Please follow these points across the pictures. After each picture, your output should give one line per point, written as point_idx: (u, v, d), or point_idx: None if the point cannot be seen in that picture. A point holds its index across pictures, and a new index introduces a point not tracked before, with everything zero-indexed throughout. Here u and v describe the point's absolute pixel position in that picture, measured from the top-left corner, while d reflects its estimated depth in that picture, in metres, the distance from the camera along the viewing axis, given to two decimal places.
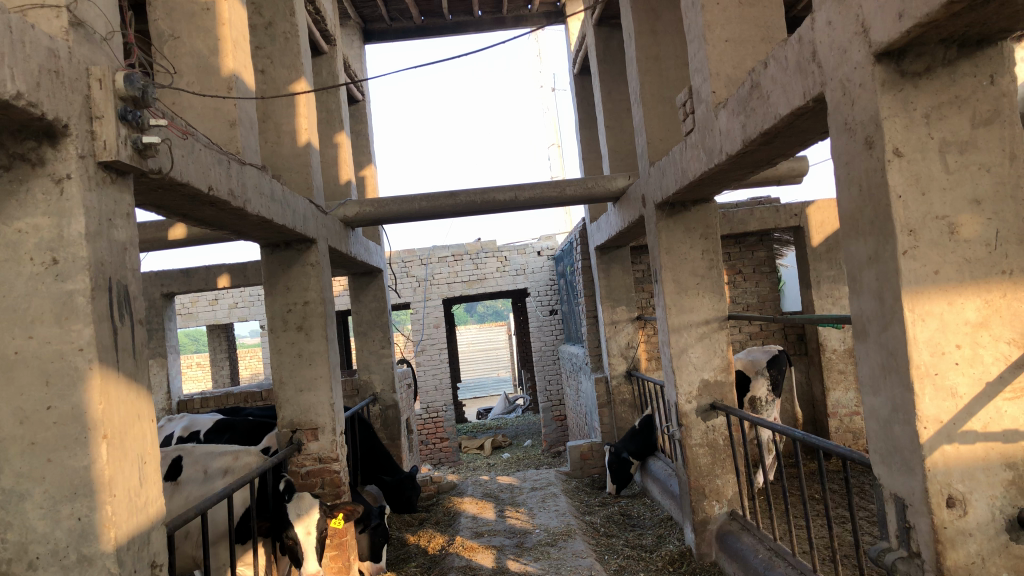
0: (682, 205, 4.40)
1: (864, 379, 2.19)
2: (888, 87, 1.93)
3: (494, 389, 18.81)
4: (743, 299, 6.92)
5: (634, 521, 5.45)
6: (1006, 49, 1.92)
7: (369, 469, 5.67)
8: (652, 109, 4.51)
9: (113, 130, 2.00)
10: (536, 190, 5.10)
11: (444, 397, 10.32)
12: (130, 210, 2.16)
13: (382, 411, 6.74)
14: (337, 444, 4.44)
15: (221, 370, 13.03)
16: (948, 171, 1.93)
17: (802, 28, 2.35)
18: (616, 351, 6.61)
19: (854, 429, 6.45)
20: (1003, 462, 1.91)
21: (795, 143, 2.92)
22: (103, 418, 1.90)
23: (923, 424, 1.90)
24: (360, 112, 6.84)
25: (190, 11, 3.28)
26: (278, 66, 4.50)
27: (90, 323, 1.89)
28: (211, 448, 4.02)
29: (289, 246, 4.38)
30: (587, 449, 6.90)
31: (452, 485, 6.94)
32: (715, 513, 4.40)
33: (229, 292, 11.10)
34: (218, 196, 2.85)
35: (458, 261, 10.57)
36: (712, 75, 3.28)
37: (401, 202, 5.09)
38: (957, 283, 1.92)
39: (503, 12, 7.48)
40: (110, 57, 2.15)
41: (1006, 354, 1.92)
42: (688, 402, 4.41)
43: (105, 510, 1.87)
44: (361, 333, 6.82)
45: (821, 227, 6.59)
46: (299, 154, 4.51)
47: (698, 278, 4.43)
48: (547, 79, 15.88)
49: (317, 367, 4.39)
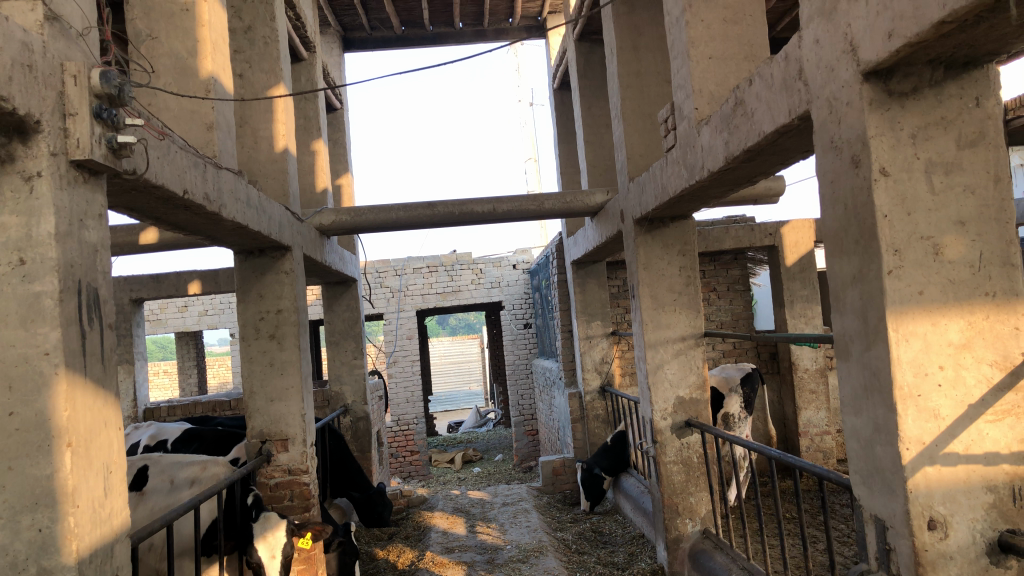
0: (661, 221, 4.39)
1: (846, 399, 2.18)
2: (875, 106, 1.93)
3: (465, 402, 18.75)
4: (716, 316, 6.93)
5: (605, 538, 5.42)
6: (992, 73, 1.93)
7: (339, 483, 5.59)
8: (632, 125, 4.51)
9: (87, 128, 1.94)
10: (515, 203, 5.08)
11: (416, 410, 10.24)
12: (102, 211, 2.10)
13: (353, 423, 6.66)
14: (308, 455, 4.37)
15: (189, 378, 12.83)
16: (933, 192, 1.93)
17: (789, 46, 2.35)
18: (590, 366, 6.59)
19: (824, 448, 6.50)
20: (984, 485, 1.90)
21: (777, 161, 2.92)
22: (68, 425, 1.83)
23: (906, 446, 1.89)
24: (338, 121, 6.79)
25: (169, 12, 3.23)
26: (256, 71, 4.44)
27: (57, 326, 1.83)
28: (178, 458, 3.93)
29: (263, 253, 4.31)
30: (559, 464, 6.85)
31: (422, 499, 6.86)
32: (688, 531, 4.39)
33: (199, 299, 10.94)
34: (193, 200, 2.78)
35: (433, 273, 10.52)
36: (695, 91, 3.28)
37: (378, 211, 5.04)
38: (941, 304, 1.91)
39: (484, 25, 7.47)
40: (86, 53, 2.09)
41: (989, 376, 1.92)
42: (663, 419, 4.39)
43: (67, 521, 1.79)
44: (333, 343, 6.73)
45: (796, 246, 6.65)
46: (275, 159, 4.45)
47: (675, 294, 4.42)
48: (525, 94, 15.92)
49: (289, 377, 4.31)
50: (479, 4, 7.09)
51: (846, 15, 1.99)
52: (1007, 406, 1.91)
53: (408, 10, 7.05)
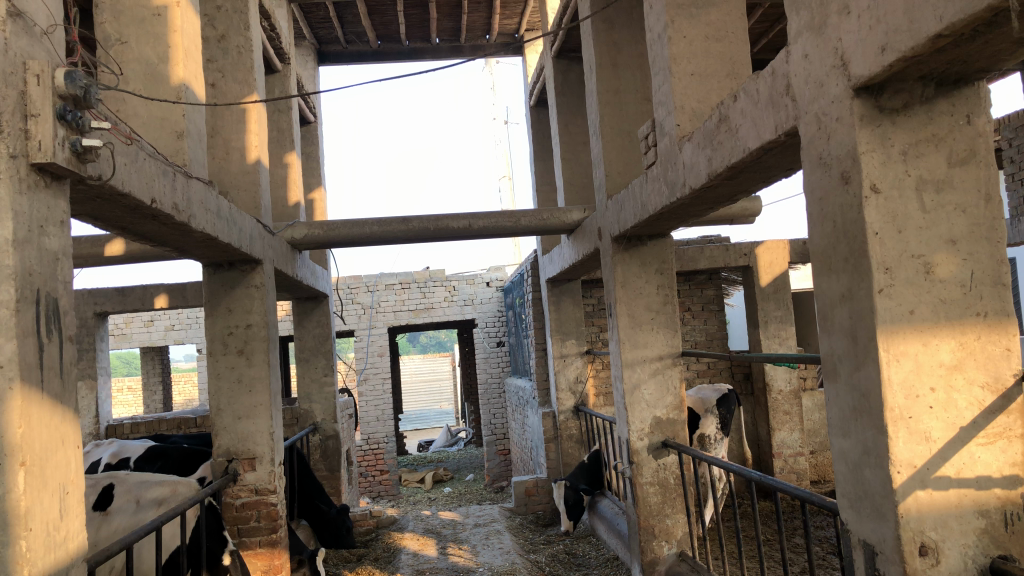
0: (639, 239, 4.33)
1: (833, 420, 2.13)
2: (866, 121, 1.90)
3: (435, 420, 18.49)
4: (691, 336, 6.89)
5: (579, 560, 5.31)
6: (983, 90, 1.92)
7: (304, 502, 5.48)
8: (610, 142, 4.47)
9: (50, 130, 1.84)
10: (491, 219, 5.01)
11: (386, 429, 10.09)
12: (64, 218, 1.99)
13: (323, 441, 6.54)
14: (275, 475, 4.24)
15: (154, 396, 12.56)
16: (924, 210, 1.90)
17: (776, 61, 2.32)
18: (564, 385, 6.53)
19: (798, 469, 6.47)
20: (975, 510, 1.85)
21: (760, 179, 2.90)
22: (22, 443, 1.73)
23: (897, 469, 1.84)
24: (311, 134, 6.70)
25: (140, 16, 3.14)
26: (229, 80, 4.35)
27: (13, 338, 1.73)
28: (145, 476, 3.80)
29: (233, 266, 4.20)
30: (531, 485, 6.74)
31: (392, 520, 6.69)
32: (664, 554, 4.32)
33: (166, 314, 10.73)
34: (160, 209, 2.68)
35: (405, 289, 10.40)
36: (676, 107, 3.24)
37: (352, 225, 4.94)
38: (932, 325, 1.88)
39: (461, 41, 7.42)
40: (50, 52, 1.98)
41: (980, 399, 1.88)
42: (639, 439, 4.33)
43: (19, 546, 1.69)
44: (303, 360, 6.60)
45: (769, 267, 6.64)
46: (247, 171, 4.35)
47: (653, 313, 4.38)
48: (500, 111, 15.90)
49: (257, 394, 4.20)
50: (456, 20, 7.05)
51: (837, 29, 1.96)
52: (999, 428, 1.88)
53: (384, 25, 6.99)
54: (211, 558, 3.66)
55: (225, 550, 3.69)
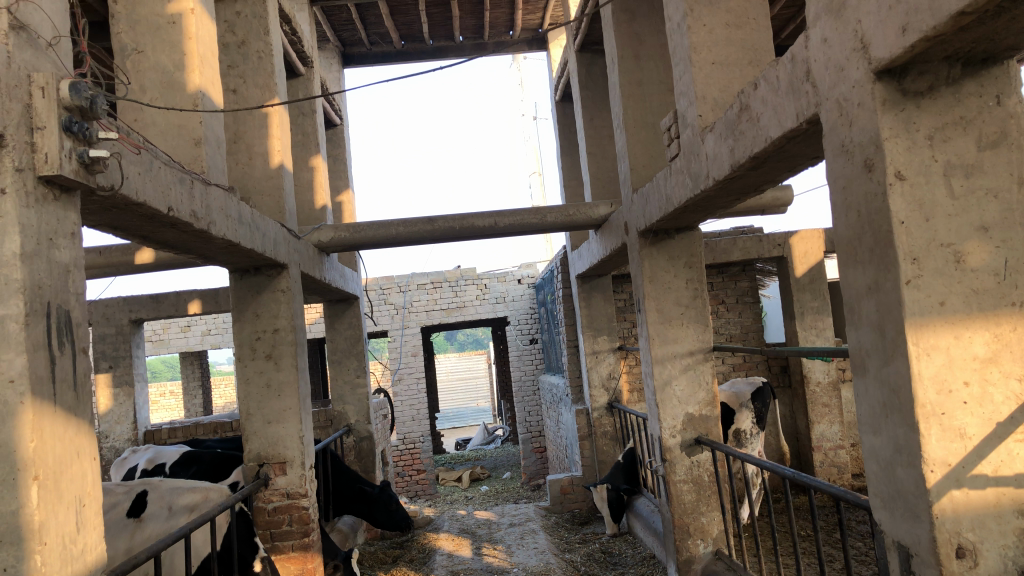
0: (666, 233, 4.26)
1: (863, 417, 2.05)
2: (889, 106, 1.82)
3: (473, 418, 18.51)
4: (726, 329, 6.78)
5: (614, 559, 5.25)
6: (1012, 70, 1.83)
7: (342, 501, 5.50)
8: (634, 135, 4.40)
9: (55, 142, 1.84)
10: (517, 217, 4.96)
11: (421, 428, 10.09)
12: (75, 229, 1.99)
13: (357, 442, 6.54)
14: (306, 478, 4.25)
15: (193, 400, 12.73)
16: (953, 197, 1.81)
17: (795, 47, 2.25)
18: (597, 382, 6.48)
19: (838, 463, 6.32)
20: (1015, 509, 1.77)
21: (785, 168, 2.82)
22: (35, 457, 1.72)
23: (931, 468, 1.76)
24: (338, 136, 6.72)
25: (155, 25, 3.14)
26: (250, 86, 4.35)
27: (23, 352, 1.73)
28: (178, 483, 3.83)
29: (259, 271, 4.20)
30: (567, 483, 6.68)
31: (427, 521, 6.69)
32: (700, 552, 4.23)
33: (202, 319, 10.87)
34: (179, 217, 2.67)
35: (437, 289, 10.41)
36: (698, 98, 3.17)
37: (377, 227, 4.93)
38: (964, 316, 1.79)
39: (485, 38, 7.37)
40: (57, 65, 1.99)
41: (1017, 392, 1.79)
42: (672, 436, 4.26)
43: (34, 560, 1.68)
44: (336, 362, 6.62)
45: (805, 257, 6.52)
46: (271, 175, 4.36)
47: (682, 308, 4.30)
48: (529, 107, 15.81)
49: (286, 399, 4.21)
50: (479, 17, 7.01)
51: (856, 11, 1.88)
52: None
53: (407, 25, 6.98)
54: (242, 566, 3.67)
55: (255, 557, 3.72)
